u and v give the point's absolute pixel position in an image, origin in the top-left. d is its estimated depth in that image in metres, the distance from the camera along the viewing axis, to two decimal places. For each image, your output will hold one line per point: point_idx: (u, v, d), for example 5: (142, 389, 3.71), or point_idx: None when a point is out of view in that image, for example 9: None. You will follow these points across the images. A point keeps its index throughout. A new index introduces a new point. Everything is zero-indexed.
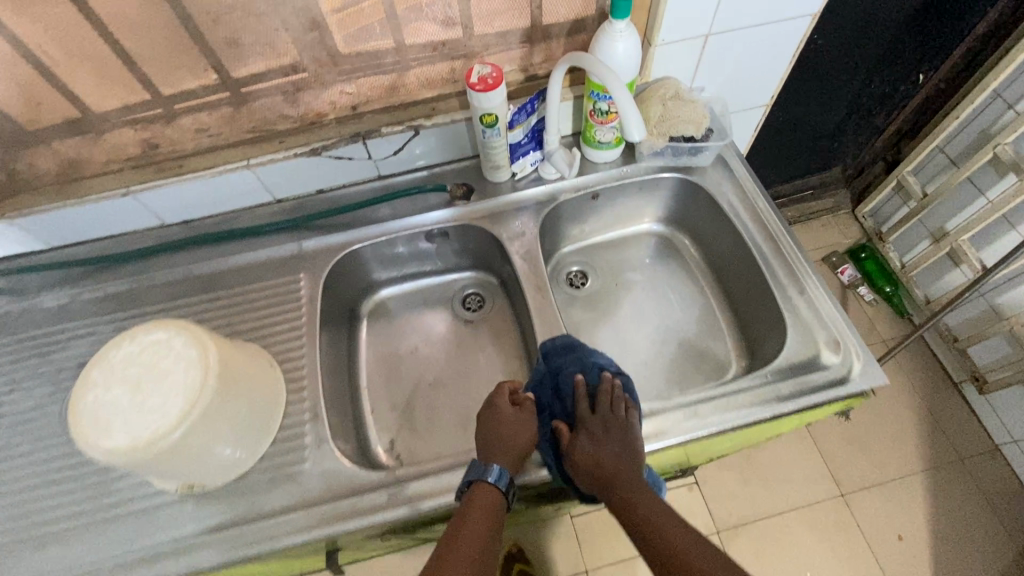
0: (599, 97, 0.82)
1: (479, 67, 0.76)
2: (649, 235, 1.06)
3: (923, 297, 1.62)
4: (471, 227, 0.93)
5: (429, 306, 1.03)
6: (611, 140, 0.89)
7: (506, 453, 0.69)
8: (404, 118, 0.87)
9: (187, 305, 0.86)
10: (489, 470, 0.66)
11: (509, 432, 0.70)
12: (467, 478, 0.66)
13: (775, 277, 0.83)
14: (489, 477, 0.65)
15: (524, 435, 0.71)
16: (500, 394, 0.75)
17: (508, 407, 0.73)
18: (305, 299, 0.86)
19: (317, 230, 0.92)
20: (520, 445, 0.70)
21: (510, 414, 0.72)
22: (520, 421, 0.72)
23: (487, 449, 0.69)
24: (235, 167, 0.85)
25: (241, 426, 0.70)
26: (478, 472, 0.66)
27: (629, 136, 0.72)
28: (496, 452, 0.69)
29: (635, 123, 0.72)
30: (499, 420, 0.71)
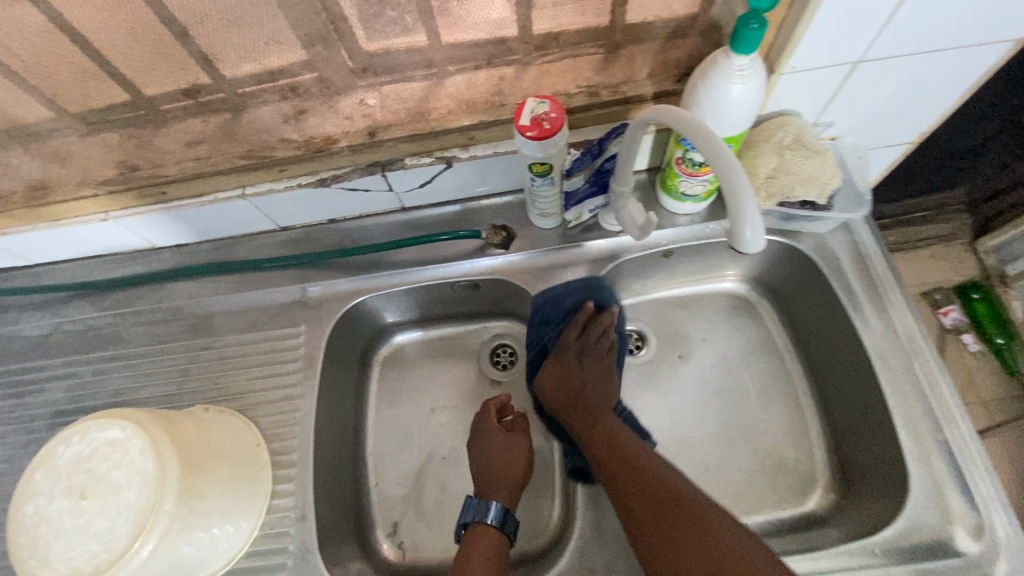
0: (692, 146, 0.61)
1: (534, 103, 0.56)
2: (726, 296, 0.85)
3: None
4: (508, 281, 0.76)
5: (451, 358, 0.87)
6: (700, 193, 0.68)
7: (501, 484, 0.69)
8: (433, 147, 0.68)
9: (172, 352, 0.74)
10: (486, 509, 0.65)
11: (504, 461, 0.70)
12: (465, 520, 0.66)
13: (903, 411, 0.63)
14: (488, 516, 0.65)
15: (518, 460, 0.70)
16: (485, 414, 0.74)
17: (499, 432, 0.72)
18: (302, 360, 0.72)
19: (324, 270, 0.77)
20: (515, 472, 0.70)
21: (501, 437, 0.71)
22: (511, 443, 0.71)
23: (485, 483, 0.69)
24: (228, 196, 0.71)
25: (213, 537, 0.59)
26: (476, 511, 0.65)
27: (740, 246, 0.46)
28: (493, 486, 0.68)
29: (750, 226, 0.45)
30: (493, 447, 0.71)
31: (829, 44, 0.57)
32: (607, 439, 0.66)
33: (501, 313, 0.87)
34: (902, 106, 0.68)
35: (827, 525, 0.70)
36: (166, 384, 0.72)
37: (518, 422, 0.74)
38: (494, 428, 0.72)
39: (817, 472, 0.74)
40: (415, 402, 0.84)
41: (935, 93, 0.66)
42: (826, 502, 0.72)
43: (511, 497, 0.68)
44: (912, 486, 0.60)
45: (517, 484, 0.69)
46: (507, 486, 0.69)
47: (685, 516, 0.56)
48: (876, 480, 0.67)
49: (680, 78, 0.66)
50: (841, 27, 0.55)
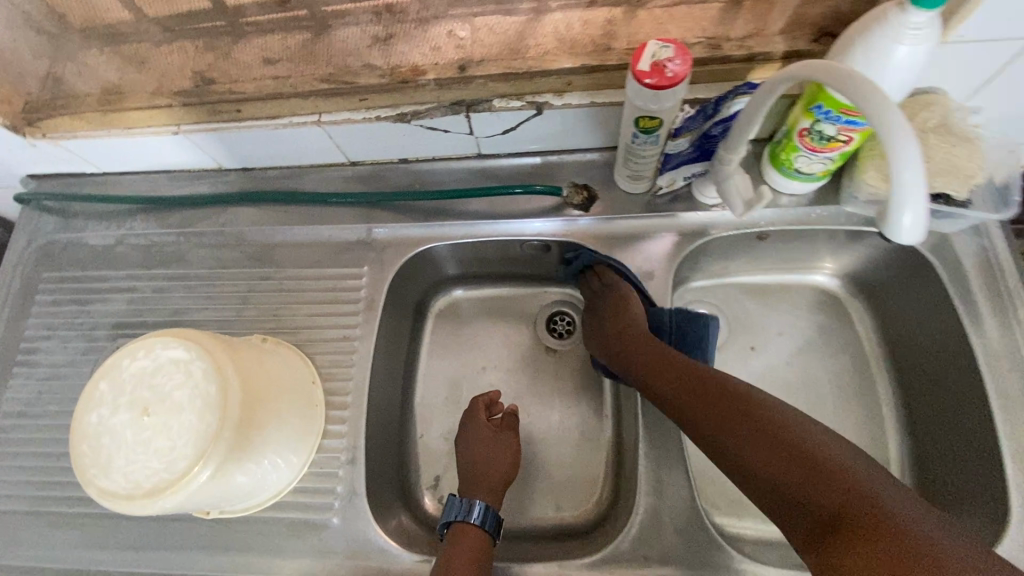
0: (828, 118, 0.53)
1: (656, 46, 0.50)
2: (813, 290, 0.77)
3: None
4: (582, 246, 0.71)
5: (507, 318, 0.83)
6: (816, 172, 0.61)
7: (485, 485, 0.67)
8: (525, 91, 0.62)
9: (232, 278, 0.72)
10: (471, 508, 0.62)
11: (489, 460, 0.68)
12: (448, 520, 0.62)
13: (1015, 439, 0.57)
14: (472, 515, 0.61)
15: (503, 460, 0.69)
16: (476, 410, 0.72)
17: (484, 428, 0.70)
18: (362, 303, 0.70)
19: (391, 212, 0.73)
20: (500, 471, 0.68)
21: (487, 433, 0.70)
22: (500, 443, 0.70)
23: (470, 482, 0.67)
24: (302, 121, 0.66)
25: (263, 469, 0.58)
26: (459, 510, 0.62)
27: (900, 237, 0.41)
28: (476, 485, 0.67)
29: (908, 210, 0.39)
30: (477, 446, 0.69)
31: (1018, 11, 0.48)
32: (680, 369, 0.60)
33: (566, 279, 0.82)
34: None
35: None
36: (226, 309, 0.71)
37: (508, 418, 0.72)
38: (482, 424, 0.71)
39: None
40: (466, 360, 0.81)
41: None
42: None
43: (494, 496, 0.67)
44: (1012, 520, 0.54)
45: (501, 484, 0.68)
46: (490, 487, 0.67)
47: (783, 440, 0.50)
48: (963, 506, 0.61)
49: (817, 37, 0.57)
50: None
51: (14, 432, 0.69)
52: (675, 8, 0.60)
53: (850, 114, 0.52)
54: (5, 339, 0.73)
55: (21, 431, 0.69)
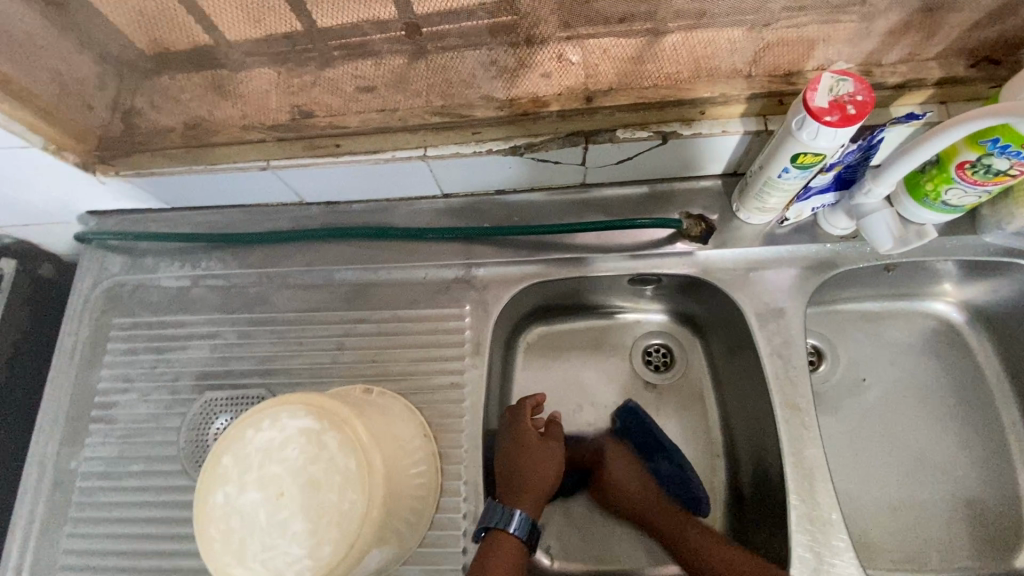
0: (1005, 151, 0.50)
1: (834, 80, 0.46)
2: (927, 317, 0.74)
3: None
4: (695, 280, 0.67)
5: (600, 352, 0.79)
6: (966, 205, 0.57)
7: (527, 490, 0.62)
8: (653, 120, 0.58)
9: (323, 321, 0.68)
10: (512, 517, 0.57)
11: (537, 464, 0.64)
12: (487, 524, 0.57)
13: None
14: (511, 525, 0.57)
15: (548, 465, 0.65)
16: (522, 413, 0.67)
17: (533, 432, 0.65)
18: (468, 347, 0.66)
19: (491, 248, 0.69)
20: (545, 480, 0.63)
21: (533, 439, 0.65)
22: (546, 451, 0.65)
23: (510, 484, 0.62)
24: (407, 156, 0.61)
25: (391, 542, 0.53)
26: (500, 517, 0.57)
27: None
28: (519, 487, 0.62)
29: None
30: (525, 449, 0.64)
31: None
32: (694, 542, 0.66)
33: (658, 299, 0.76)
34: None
35: None
36: (320, 356, 0.66)
37: (553, 427, 0.68)
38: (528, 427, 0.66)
39: None
40: (561, 397, 0.77)
41: None
42: None
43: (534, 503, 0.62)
44: None
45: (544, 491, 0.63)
46: (534, 495, 0.62)
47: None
48: None
49: (974, 63, 0.54)
50: None
51: (99, 495, 0.64)
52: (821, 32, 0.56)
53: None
54: (80, 394, 0.68)
55: (107, 494, 0.64)
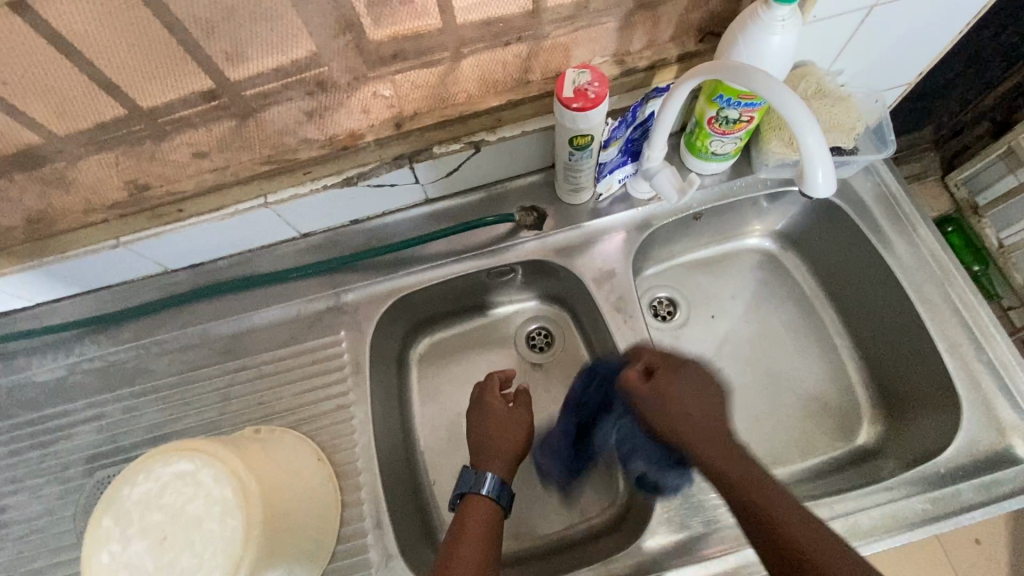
0: (730, 104, 0.61)
1: (575, 73, 0.56)
2: (750, 251, 0.86)
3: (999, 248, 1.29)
4: (541, 264, 0.76)
5: (487, 347, 0.86)
6: (730, 151, 0.69)
7: (498, 458, 0.69)
8: (460, 132, 0.66)
9: (206, 378, 0.71)
10: (482, 480, 0.66)
11: (504, 432, 0.72)
12: (460, 491, 0.66)
13: (944, 336, 0.65)
14: (484, 487, 0.65)
15: (516, 433, 0.72)
16: (489, 388, 0.75)
17: (502, 404, 0.74)
18: (348, 368, 0.70)
19: (355, 273, 0.75)
20: (514, 443, 0.71)
21: (501, 409, 0.73)
22: (514, 419, 0.73)
23: (483, 452, 0.70)
24: (251, 206, 0.67)
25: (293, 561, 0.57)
26: (471, 483, 0.66)
27: (812, 189, 0.48)
28: (490, 456, 0.70)
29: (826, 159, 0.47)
30: (493, 420, 0.72)
31: None
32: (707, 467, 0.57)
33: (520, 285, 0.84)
34: (923, 35, 0.70)
35: (878, 457, 0.72)
36: (208, 410, 0.70)
37: (520, 395, 0.76)
38: (496, 400, 0.74)
39: (861, 408, 0.77)
40: (460, 396, 0.83)
41: (945, 26, 0.69)
42: (873, 435, 0.75)
43: (504, 470, 0.69)
44: (964, 406, 0.62)
45: (514, 454, 0.71)
46: (504, 458, 0.70)
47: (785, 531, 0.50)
48: (920, 413, 0.69)
49: (703, 37, 0.66)
50: None
51: None
52: None
53: (748, 98, 0.60)
54: None
55: None
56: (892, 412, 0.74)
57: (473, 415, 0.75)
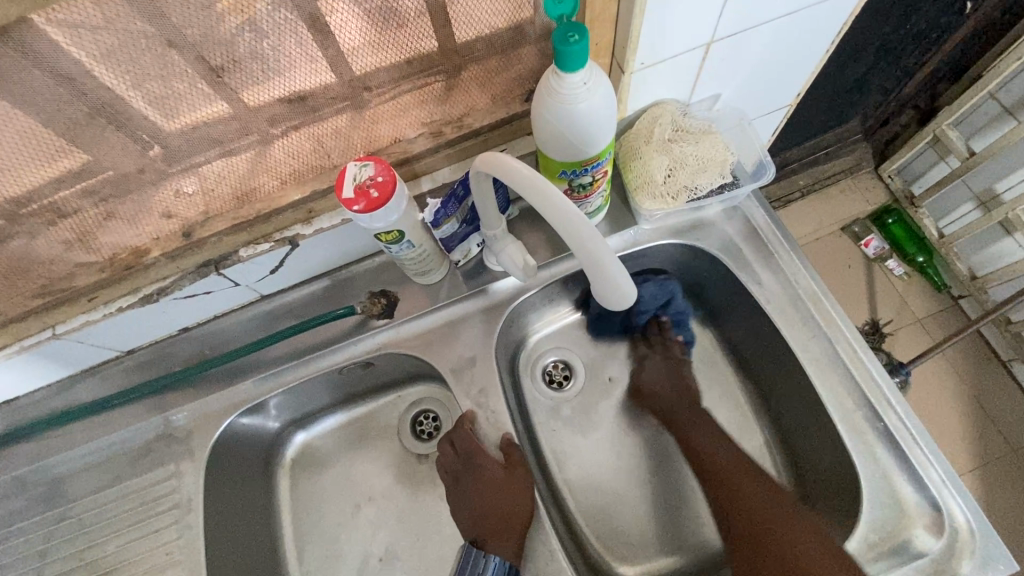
0: (576, 173, 0.53)
1: (356, 167, 0.48)
2: None
3: (936, 233, 1.42)
4: (400, 355, 0.68)
5: (366, 442, 0.77)
6: (599, 206, 0.61)
7: (507, 532, 0.60)
8: (268, 232, 0.59)
9: (24, 534, 0.62)
10: (487, 564, 0.57)
11: (507, 503, 0.62)
12: (465, 574, 0.59)
13: (837, 404, 0.58)
14: (487, 573, 0.57)
15: (516, 500, 0.62)
16: (473, 446, 0.64)
17: (497, 468, 0.64)
18: (181, 506, 0.62)
19: (188, 390, 0.66)
20: (517, 516, 0.61)
21: (498, 477, 0.63)
22: (512, 485, 0.63)
23: (487, 532, 0.61)
24: (38, 340, 0.59)
25: None
26: (473, 566, 0.58)
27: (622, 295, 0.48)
28: (497, 533, 0.61)
29: (628, 289, 0.48)
30: (489, 487, 0.63)
31: (673, 33, 0.52)
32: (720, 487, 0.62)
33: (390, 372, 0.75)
34: (778, 64, 0.63)
35: None
36: (25, 574, 0.61)
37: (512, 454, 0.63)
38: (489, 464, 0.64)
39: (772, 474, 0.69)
40: (338, 502, 0.74)
41: (800, 52, 0.62)
42: None
43: (517, 545, 0.59)
44: (863, 487, 0.54)
45: (522, 530, 0.60)
46: (511, 534, 0.60)
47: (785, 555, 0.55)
48: (829, 488, 0.62)
49: (528, 96, 0.62)
50: (684, 4, 0.48)
51: None
52: (386, 103, 0.57)
53: (592, 161, 0.52)
54: None
55: None
56: (801, 479, 0.66)
57: (469, 483, 0.66)
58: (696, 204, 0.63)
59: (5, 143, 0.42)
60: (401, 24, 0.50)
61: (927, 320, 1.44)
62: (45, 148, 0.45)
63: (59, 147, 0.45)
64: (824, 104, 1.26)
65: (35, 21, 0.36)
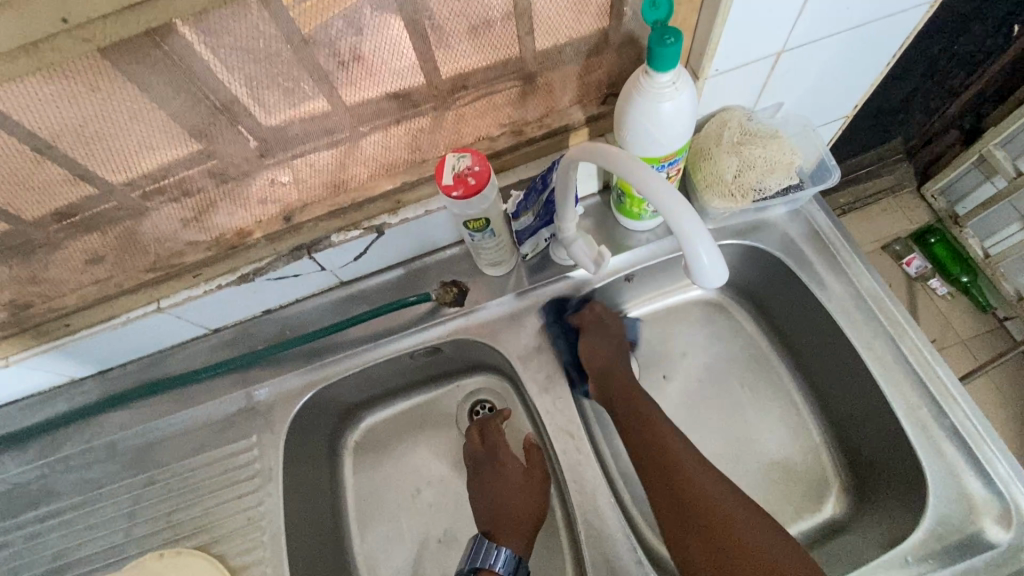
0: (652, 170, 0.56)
1: (454, 158, 0.52)
2: (701, 305, 0.80)
3: (981, 252, 1.41)
4: (468, 341, 0.71)
5: (426, 428, 0.80)
6: None
7: (516, 529, 0.67)
8: (358, 219, 0.64)
9: (113, 495, 0.67)
10: (497, 554, 0.63)
11: (521, 498, 0.70)
12: (475, 563, 0.64)
13: (901, 399, 0.59)
14: (496, 563, 0.63)
15: (531, 500, 0.70)
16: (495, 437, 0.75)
17: (516, 463, 0.73)
18: (261, 476, 0.66)
19: (270, 368, 0.70)
20: (528, 510, 0.69)
21: (518, 475, 0.72)
22: (529, 485, 0.71)
23: (496, 524, 0.68)
24: (143, 312, 0.64)
25: None
26: (484, 556, 0.64)
27: (704, 271, 0.44)
28: (505, 528, 0.68)
29: (715, 262, 0.44)
30: (508, 480, 0.71)
31: (750, 42, 0.55)
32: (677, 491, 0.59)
33: (453, 362, 0.79)
34: (842, 75, 0.66)
35: (849, 533, 0.65)
36: (114, 531, 0.65)
37: (534, 456, 0.73)
38: (510, 461, 0.73)
39: (829, 474, 0.70)
40: (398, 484, 0.77)
41: (864, 63, 0.65)
42: (842, 506, 0.68)
43: (524, 542, 0.67)
44: (928, 480, 0.55)
45: (528, 528, 0.68)
46: (519, 529, 0.68)
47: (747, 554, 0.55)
48: (893, 486, 0.62)
49: (603, 99, 0.66)
50: (762, 14, 0.52)
51: None
52: (472, 106, 0.62)
53: (668, 158, 0.55)
54: None
55: None
56: (860, 481, 0.67)
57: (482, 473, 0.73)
58: (759, 205, 0.66)
59: (154, 123, 0.47)
60: (498, 33, 0.55)
61: (972, 341, 1.42)
62: (177, 134, 0.50)
63: (182, 137, 0.50)
64: (869, 123, 1.28)
65: (198, 17, 0.41)
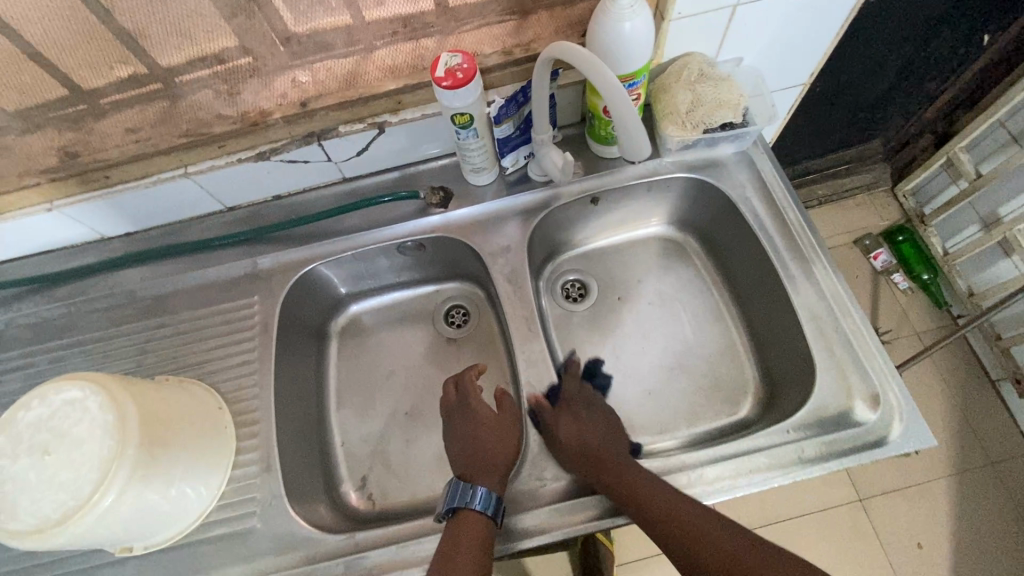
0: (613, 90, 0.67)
1: (447, 56, 0.62)
2: (659, 238, 0.90)
3: (941, 251, 1.52)
4: (449, 239, 0.81)
5: (405, 321, 0.91)
6: None
7: (491, 470, 0.64)
8: (364, 114, 0.73)
9: (129, 333, 0.77)
10: (474, 493, 0.60)
11: (494, 440, 0.67)
12: (452, 505, 0.60)
13: (808, 312, 0.69)
14: (474, 502, 0.60)
15: (507, 441, 0.67)
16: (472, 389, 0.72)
17: (488, 410, 0.70)
18: (257, 329, 0.76)
19: (275, 243, 0.81)
20: (505, 451, 0.66)
21: (491, 417, 0.69)
22: (503, 428, 0.68)
23: (473, 466, 0.65)
24: (172, 175, 0.73)
25: (196, 475, 0.64)
26: (461, 497, 0.60)
27: (636, 151, 0.61)
28: (481, 471, 0.64)
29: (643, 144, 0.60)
30: (481, 421, 0.69)
31: None
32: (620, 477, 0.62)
33: (435, 264, 0.89)
34: (793, 39, 0.76)
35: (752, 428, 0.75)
36: (127, 361, 0.75)
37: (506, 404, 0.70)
38: (481, 407, 0.70)
39: (748, 386, 0.80)
40: (375, 365, 0.88)
41: (813, 30, 0.75)
42: (754, 409, 0.78)
43: (501, 481, 0.64)
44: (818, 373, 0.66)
45: (507, 468, 0.65)
46: (496, 470, 0.64)
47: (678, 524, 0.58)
48: (794, 388, 0.73)
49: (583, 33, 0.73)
50: None
51: None
52: (470, 29, 0.73)
53: (628, 79, 0.65)
54: None
55: None
56: (771, 389, 0.77)
57: (455, 420, 0.71)
58: (710, 141, 0.77)
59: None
60: None
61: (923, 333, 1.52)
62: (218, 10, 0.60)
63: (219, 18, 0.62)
64: (848, 118, 1.37)
65: None
